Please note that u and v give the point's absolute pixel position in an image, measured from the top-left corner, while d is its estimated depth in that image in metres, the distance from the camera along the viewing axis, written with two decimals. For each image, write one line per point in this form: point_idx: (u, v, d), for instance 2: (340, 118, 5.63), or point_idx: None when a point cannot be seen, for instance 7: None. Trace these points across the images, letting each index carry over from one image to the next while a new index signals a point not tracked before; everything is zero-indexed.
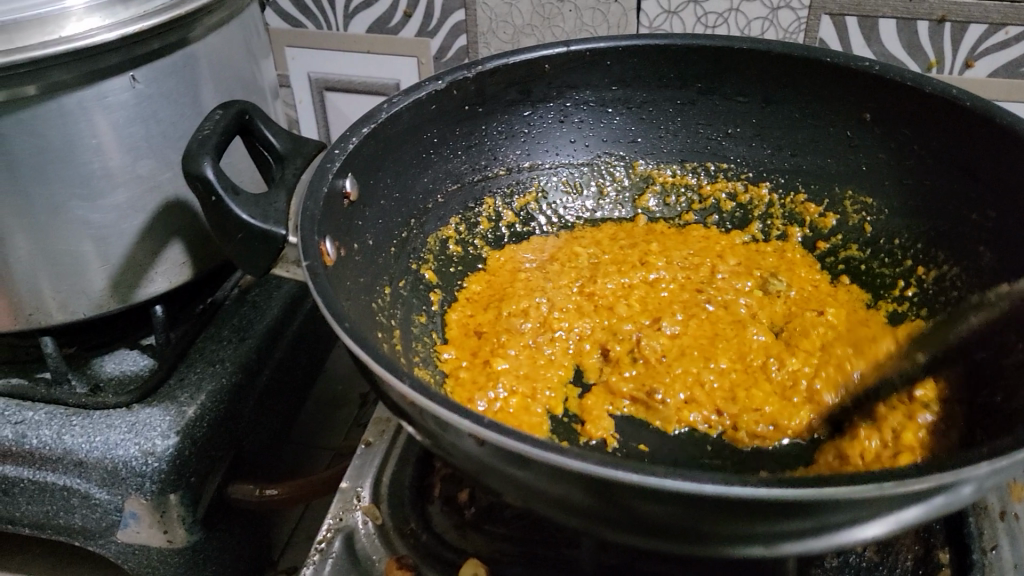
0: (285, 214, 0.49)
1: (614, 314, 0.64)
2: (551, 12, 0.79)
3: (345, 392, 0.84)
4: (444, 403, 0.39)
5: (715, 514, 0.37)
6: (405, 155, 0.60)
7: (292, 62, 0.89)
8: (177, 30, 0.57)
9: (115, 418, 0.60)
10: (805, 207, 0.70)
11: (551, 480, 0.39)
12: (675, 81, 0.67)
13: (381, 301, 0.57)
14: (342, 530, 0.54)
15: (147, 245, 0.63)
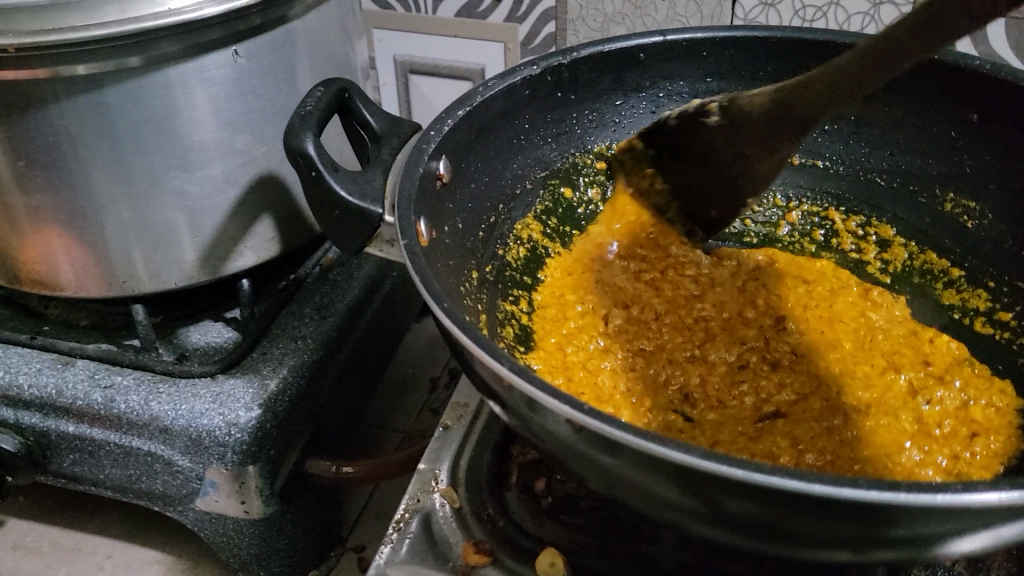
0: (381, 192, 0.49)
1: (709, 316, 0.63)
2: (643, 1, 0.78)
3: (417, 375, 0.84)
4: (543, 387, 0.38)
5: (819, 518, 0.36)
6: (497, 140, 0.60)
7: (381, 44, 0.89)
8: (279, 7, 0.57)
9: (200, 388, 0.61)
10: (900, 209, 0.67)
11: (644, 469, 0.38)
12: (771, 74, 0.66)
13: (469, 284, 0.57)
14: (419, 512, 0.54)
15: (239, 219, 0.64)
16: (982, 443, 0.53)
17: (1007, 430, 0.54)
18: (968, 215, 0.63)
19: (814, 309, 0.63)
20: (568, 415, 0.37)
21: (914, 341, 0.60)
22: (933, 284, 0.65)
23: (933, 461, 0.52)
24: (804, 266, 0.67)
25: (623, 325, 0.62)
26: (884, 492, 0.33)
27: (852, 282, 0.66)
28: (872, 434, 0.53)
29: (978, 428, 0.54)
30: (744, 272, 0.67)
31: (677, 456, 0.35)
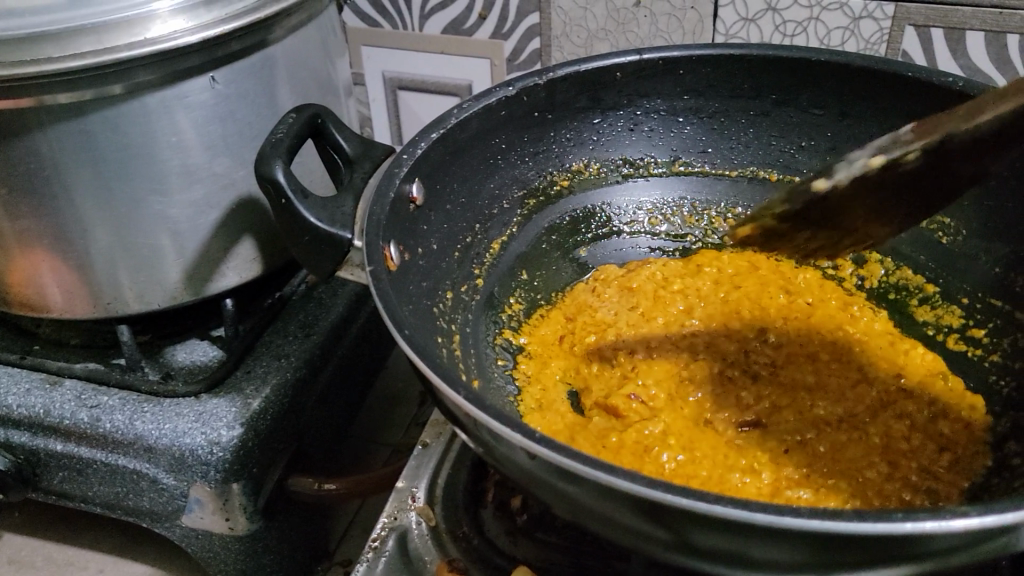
0: (351, 218, 0.50)
1: (690, 328, 0.62)
2: (626, 17, 0.78)
3: (405, 389, 0.85)
4: (498, 416, 0.39)
5: (769, 544, 0.37)
6: (472, 160, 0.60)
7: (369, 61, 0.90)
8: (257, 33, 0.58)
9: (183, 407, 0.62)
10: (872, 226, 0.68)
11: (600, 497, 0.39)
12: (748, 91, 0.66)
13: (442, 304, 0.58)
14: (395, 530, 0.55)
15: (221, 240, 0.65)
16: (950, 459, 0.52)
17: (974, 446, 0.53)
18: (942, 230, 0.64)
19: (795, 322, 0.63)
20: (522, 444, 0.38)
21: (890, 353, 0.60)
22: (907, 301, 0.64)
23: (902, 477, 0.51)
24: (786, 280, 0.67)
25: (602, 340, 0.61)
26: (827, 520, 0.34)
27: (829, 297, 0.65)
28: (843, 449, 0.53)
29: (947, 444, 0.53)
30: (727, 281, 0.66)
31: (624, 485, 0.36)
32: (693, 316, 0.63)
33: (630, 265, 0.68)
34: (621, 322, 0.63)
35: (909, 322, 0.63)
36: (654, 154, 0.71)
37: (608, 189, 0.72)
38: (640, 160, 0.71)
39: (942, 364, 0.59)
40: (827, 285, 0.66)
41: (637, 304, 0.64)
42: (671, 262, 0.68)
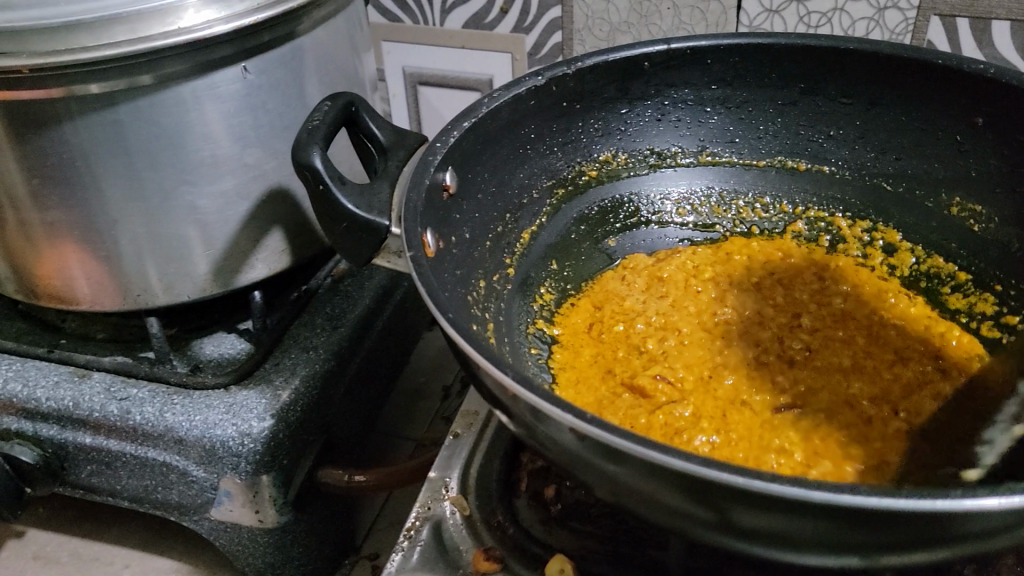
0: (388, 205, 0.50)
1: (724, 316, 0.62)
2: (649, 10, 0.78)
3: (428, 383, 0.85)
4: (546, 397, 0.39)
5: (821, 522, 0.36)
6: (503, 150, 0.60)
7: (389, 56, 0.90)
8: (287, 24, 0.58)
9: (213, 399, 0.62)
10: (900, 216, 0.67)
11: (650, 478, 0.38)
12: (776, 81, 0.66)
13: (476, 293, 0.58)
14: (430, 519, 0.55)
15: (249, 232, 0.65)
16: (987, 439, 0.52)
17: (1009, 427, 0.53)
18: (974, 218, 0.63)
19: (829, 310, 0.63)
20: (569, 423, 0.38)
21: (927, 339, 0.59)
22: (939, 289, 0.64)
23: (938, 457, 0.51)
24: (819, 269, 0.66)
25: (635, 326, 0.61)
26: (884, 498, 0.34)
27: (860, 284, 0.65)
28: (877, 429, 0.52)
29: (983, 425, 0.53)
30: (757, 270, 0.66)
31: (676, 464, 0.36)
32: (727, 306, 0.63)
33: (659, 254, 0.68)
34: (654, 311, 0.63)
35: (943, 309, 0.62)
36: (681, 143, 0.71)
37: (636, 179, 0.72)
38: (668, 149, 0.71)
39: (978, 348, 0.58)
40: (859, 271, 0.66)
41: (668, 292, 0.64)
42: (700, 252, 0.68)
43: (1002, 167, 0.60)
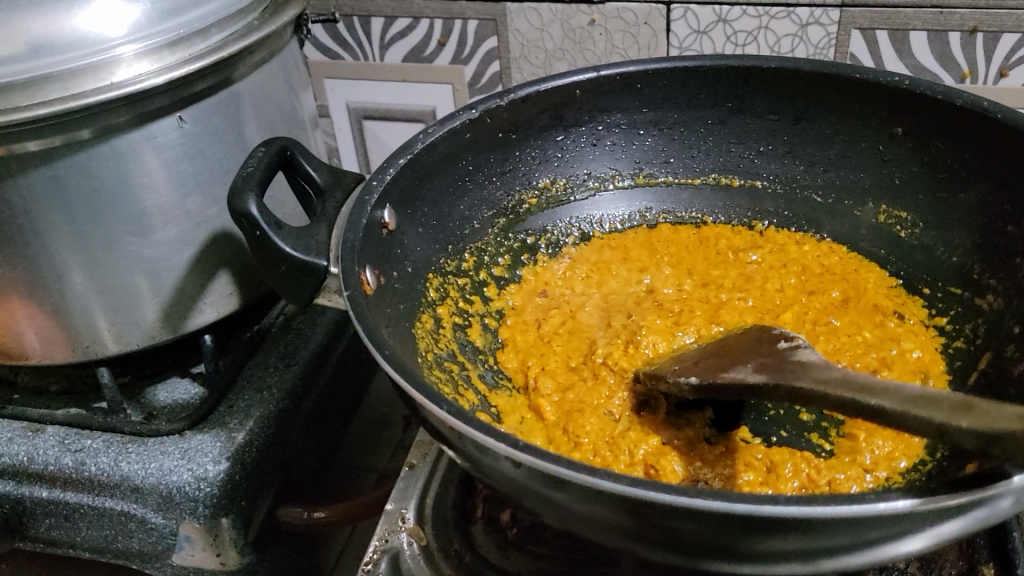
0: (326, 246, 0.51)
1: (632, 319, 0.62)
2: (582, 36, 0.80)
3: (388, 414, 0.85)
4: (482, 427, 0.40)
5: (747, 533, 0.38)
6: (441, 183, 0.61)
7: (332, 92, 0.91)
8: (220, 72, 0.60)
9: (168, 445, 0.63)
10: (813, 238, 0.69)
11: (586, 501, 0.40)
12: (705, 101, 0.68)
13: (422, 326, 0.57)
14: (388, 552, 0.55)
15: (196, 277, 0.65)
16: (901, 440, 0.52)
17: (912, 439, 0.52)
18: (900, 225, 0.65)
19: (755, 310, 0.63)
20: (506, 453, 0.39)
21: (878, 346, 0.59)
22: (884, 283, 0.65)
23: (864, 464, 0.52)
24: (768, 266, 0.67)
25: (547, 342, 0.61)
26: (801, 506, 0.35)
27: (805, 285, 0.65)
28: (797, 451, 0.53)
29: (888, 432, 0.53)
30: (686, 274, 0.67)
31: (607, 485, 0.36)
32: (634, 310, 0.63)
33: (590, 263, 0.68)
34: (575, 323, 0.63)
35: (882, 309, 0.62)
36: (617, 166, 0.72)
37: (573, 200, 0.72)
38: (605, 173, 0.72)
39: (921, 342, 0.59)
40: (802, 268, 0.67)
41: (587, 306, 0.64)
42: (605, 251, 0.69)
43: (923, 174, 0.63)
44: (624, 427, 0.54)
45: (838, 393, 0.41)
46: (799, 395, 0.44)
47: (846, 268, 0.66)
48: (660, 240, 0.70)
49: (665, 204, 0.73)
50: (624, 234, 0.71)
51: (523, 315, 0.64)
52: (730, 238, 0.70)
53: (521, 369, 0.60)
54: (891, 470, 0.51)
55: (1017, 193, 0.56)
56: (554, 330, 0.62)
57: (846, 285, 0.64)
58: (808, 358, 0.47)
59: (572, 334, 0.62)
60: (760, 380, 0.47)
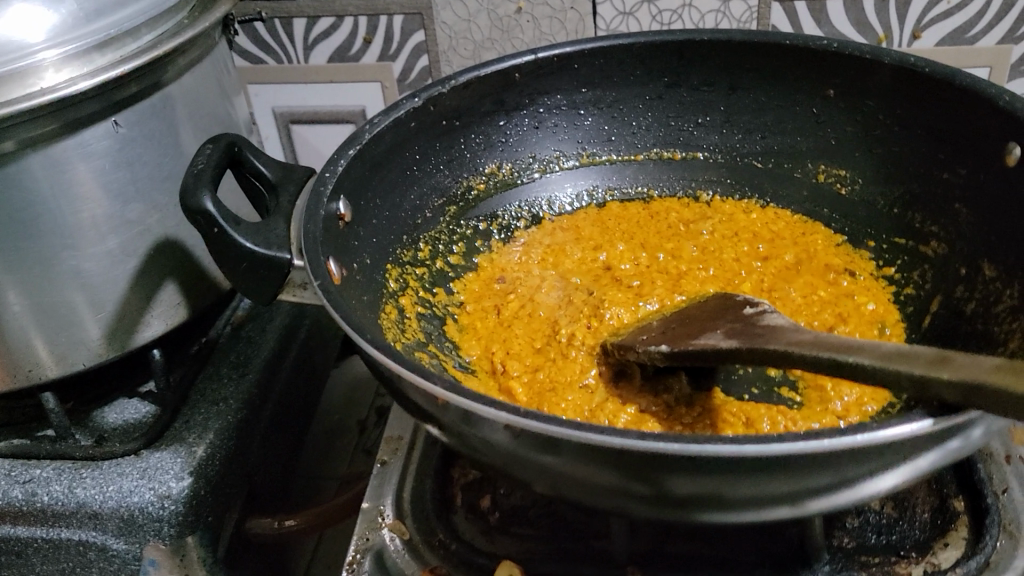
0: (286, 238, 0.49)
1: (592, 295, 0.62)
2: (509, 24, 0.81)
3: (341, 421, 0.83)
4: (476, 396, 0.38)
5: (746, 474, 0.38)
6: (391, 173, 0.61)
7: (257, 98, 0.89)
8: (153, 73, 0.57)
9: (125, 466, 0.60)
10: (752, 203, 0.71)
11: (582, 462, 0.39)
12: (641, 78, 0.68)
13: (388, 316, 0.57)
14: (370, 550, 0.54)
15: (141, 290, 0.62)
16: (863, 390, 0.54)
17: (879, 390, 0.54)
18: (841, 181, 0.67)
19: (716, 279, 0.64)
20: (506, 421, 0.37)
21: (834, 303, 0.61)
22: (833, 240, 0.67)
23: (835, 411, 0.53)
24: (720, 235, 0.69)
25: (508, 326, 0.61)
26: (808, 441, 0.35)
27: (759, 250, 0.67)
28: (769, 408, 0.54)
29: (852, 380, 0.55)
30: (640, 251, 0.68)
31: (619, 443, 0.35)
32: (592, 287, 0.64)
33: (545, 249, 0.69)
34: (537, 304, 0.63)
35: (833, 267, 0.64)
36: (562, 146, 0.72)
37: (521, 182, 0.72)
38: (551, 153, 0.72)
39: (875, 296, 0.61)
40: (749, 233, 0.68)
41: (545, 287, 0.64)
42: (557, 233, 0.70)
43: (858, 132, 0.65)
44: (603, 399, 0.54)
45: (815, 354, 0.41)
46: (773, 360, 0.44)
47: (790, 232, 0.68)
48: (612, 219, 0.71)
49: (611, 182, 0.74)
50: (574, 215, 0.72)
51: (480, 304, 0.64)
52: (677, 210, 0.72)
53: (486, 356, 0.59)
54: (862, 415, 0.53)
55: (949, 141, 0.58)
56: (513, 314, 0.62)
57: (793, 247, 0.67)
58: (776, 323, 0.47)
59: (532, 316, 0.62)
60: (730, 345, 0.46)
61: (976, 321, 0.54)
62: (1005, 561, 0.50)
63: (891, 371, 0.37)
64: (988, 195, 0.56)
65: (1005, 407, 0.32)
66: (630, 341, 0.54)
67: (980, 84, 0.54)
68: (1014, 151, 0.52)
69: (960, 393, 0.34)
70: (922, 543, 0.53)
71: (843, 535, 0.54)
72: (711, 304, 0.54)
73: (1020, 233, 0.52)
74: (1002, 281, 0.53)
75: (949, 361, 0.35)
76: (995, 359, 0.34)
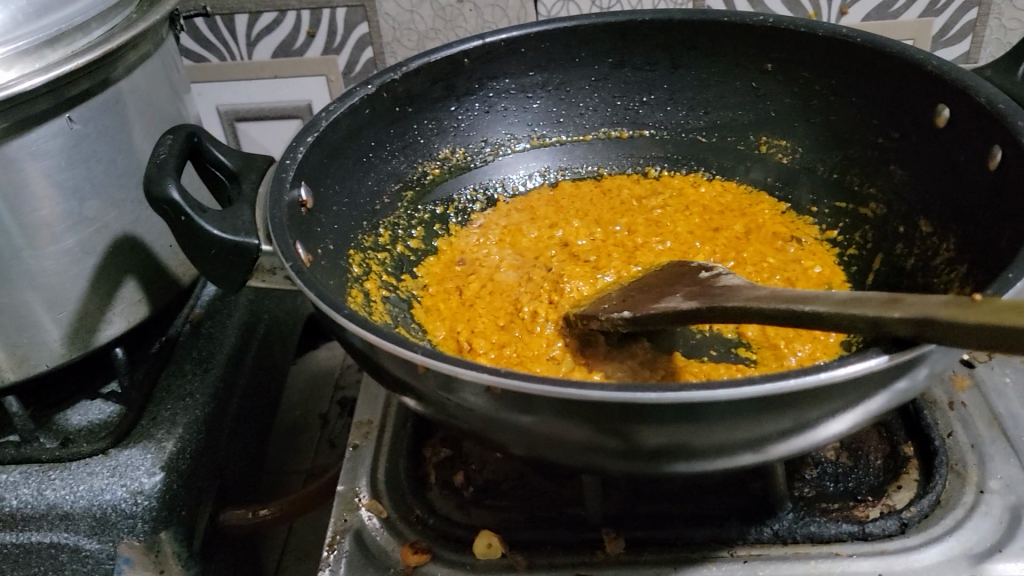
0: (254, 224, 0.50)
1: (551, 271, 0.64)
2: (452, 14, 0.82)
3: (304, 414, 0.84)
4: (456, 360, 0.39)
5: (715, 421, 0.40)
6: (348, 160, 0.61)
7: (200, 97, 0.88)
8: (105, 69, 0.57)
9: (94, 465, 0.59)
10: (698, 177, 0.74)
11: (560, 420, 0.41)
12: (587, 60, 0.70)
13: (355, 300, 0.58)
14: (349, 530, 0.55)
15: (101, 289, 0.62)
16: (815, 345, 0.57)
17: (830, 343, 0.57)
18: (781, 152, 0.70)
19: (672, 251, 0.67)
20: (487, 382, 0.39)
21: (783, 268, 0.64)
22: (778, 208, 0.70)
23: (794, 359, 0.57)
24: (669, 209, 0.71)
25: (471, 305, 0.62)
26: (776, 382, 0.37)
27: (708, 222, 0.70)
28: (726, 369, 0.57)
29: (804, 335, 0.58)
30: (594, 228, 0.70)
31: (597, 395, 0.37)
32: (550, 264, 0.65)
33: (502, 230, 0.70)
34: (498, 282, 0.64)
35: (781, 235, 0.67)
36: (513, 129, 0.74)
37: (474, 165, 0.74)
38: (502, 136, 0.74)
39: (822, 260, 0.64)
40: (697, 207, 0.71)
41: (504, 266, 0.66)
42: (512, 214, 0.72)
43: (795, 104, 0.68)
44: (569, 367, 0.56)
45: (774, 307, 0.43)
46: (733, 316, 0.45)
47: (735, 203, 0.71)
48: (565, 198, 0.73)
49: (562, 162, 0.76)
50: (528, 196, 0.74)
51: (442, 286, 0.65)
52: (627, 187, 0.74)
53: (451, 336, 0.60)
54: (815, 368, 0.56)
55: (883, 108, 0.61)
56: (475, 293, 0.63)
57: (739, 217, 0.70)
58: (732, 282, 0.49)
59: (494, 295, 0.63)
60: (692, 306, 0.48)
61: (916, 274, 0.58)
62: (954, 498, 0.53)
63: (846, 315, 0.39)
64: (921, 157, 0.59)
65: (953, 337, 0.35)
66: (592, 311, 0.56)
67: (909, 51, 0.57)
68: (943, 112, 0.55)
69: (912, 328, 0.36)
70: (877, 487, 0.56)
71: (804, 485, 0.57)
72: (668, 271, 0.56)
73: (953, 189, 0.55)
74: (938, 235, 0.56)
75: (900, 301, 0.37)
76: (941, 296, 0.36)
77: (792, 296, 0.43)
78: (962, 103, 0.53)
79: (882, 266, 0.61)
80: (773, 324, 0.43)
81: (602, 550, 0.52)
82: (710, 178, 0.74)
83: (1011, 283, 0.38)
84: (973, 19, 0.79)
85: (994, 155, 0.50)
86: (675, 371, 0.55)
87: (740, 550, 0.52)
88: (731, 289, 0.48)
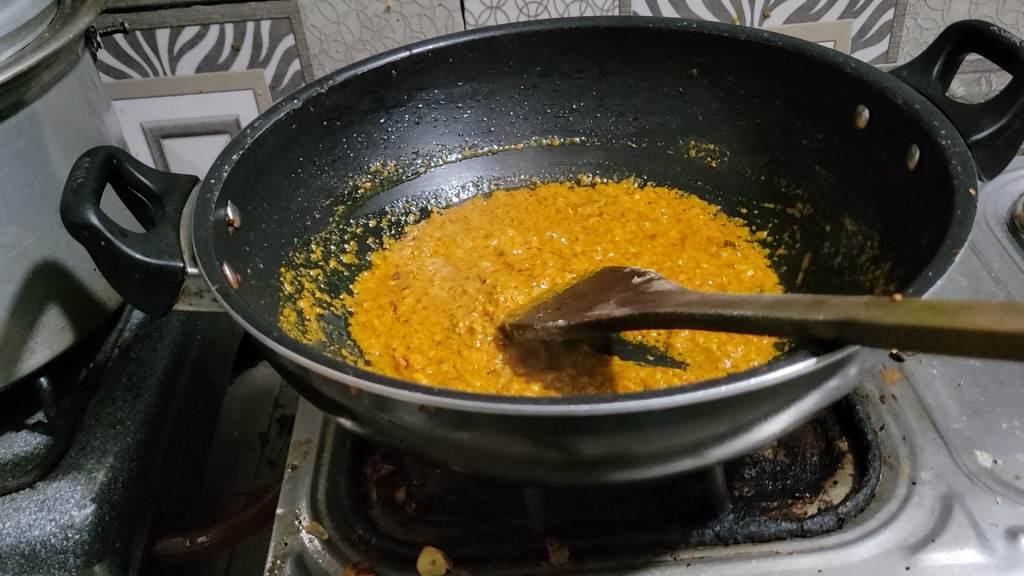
0: (178, 247, 0.49)
1: (485, 283, 0.64)
2: (379, 24, 0.81)
3: (243, 435, 0.82)
4: (388, 380, 0.39)
5: (649, 429, 0.40)
6: (276, 177, 0.60)
7: (122, 114, 0.86)
8: (16, 91, 0.55)
9: (21, 500, 0.57)
10: (628, 182, 0.75)
11: (497, 434, 0.41)
12: (515, 68, 0.69)
13: (286, 320, 0.57)
14: (290, 554, 0.54)
15: (22, 318, 0.60)
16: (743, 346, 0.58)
17: (762, 344, 0.58)
18: (710, 155, 0.71)
19: (611, 260, 0.67)
20: (421, 401, 0.38)
21: (716, 272, 0.64)
22: (708, 212, 0.71)
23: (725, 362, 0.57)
24: (604, 215, 0.72)
25: (407, 321, 0.62)
26: (707, 389, 0.37)
27: (642, 229, 0.70)
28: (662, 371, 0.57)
29: (736, 338, 0.59)
30: (529, 238, 0.70)
31: (532, 410, 0.37)
32: (484, 275, 0.65)
33: (437, 243, 0.70)
34: (433, 296, 0.64)
35: (715, 241, 0.68)
36: (444, 139, 0.73)
37: (406, 176, 0.73)
38: (434, 146, 0.73)
39: (754, 263, 0.65)
40: (630, 214, 0.72)
41: (439, 279, 0.66)
42: (447, 225, 0.72)
43: (722, 107, 0.69)
44: (508, 379, 0.56)
45: (702, 312, 0.43)
46: (665, 321, 0.46)
47: (668, 207, 0.72)
48: (500, 208, 0.73)
49: (495, 171, 0.76)
50: (461, 207, 0.74)
51: (378, 301, 0.64)
52: (561, 194, 0.74)
53: (387, 352, 0.60)
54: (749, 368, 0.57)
55: (807, 110, 0.63)
56: (410, 308, 0.63)
57: (671, 223, 0.70)
58: (664, 288, 0.49)
59: (429, 309, 0.63)
60: (625, 313, 0.48)
61: (843, 272, 0.59)
62: (888, 491, 0.54)
63: (773, 318, 0.39)
64: (844, 156, 0.60)
65: (875, 338, 0.35)
66: (528, 321, 0.56)
67: (828, 54, 0.58)
68: (863, 113, 0.57)
69: (836, 330, 0.37)
70: (814, 483, 0.57)
71: (743, 485, 0.57)
72: (601, 277, 0.56)
73: (876, 188, 0.57)
74: (862, 233, 0.58)
75: (824, 304, 0.38)
76: (863, 297, 0.37)
77: (720, 300, 0.43)
78: (881, 104, 0.54)
79: (811, 266, 0.63)
80: (705, 328, 0.44)
81: (546, 560, 0.52)
82: (642, 184, 0.74)
83: (931, 282, 0.38)
84: (890, 20, 0.81)
85: (912, 154, 0.51)
86: (613, 379, 0.56)
87: (683, 553, 0.52)
88: (662, 294, 0.48)
